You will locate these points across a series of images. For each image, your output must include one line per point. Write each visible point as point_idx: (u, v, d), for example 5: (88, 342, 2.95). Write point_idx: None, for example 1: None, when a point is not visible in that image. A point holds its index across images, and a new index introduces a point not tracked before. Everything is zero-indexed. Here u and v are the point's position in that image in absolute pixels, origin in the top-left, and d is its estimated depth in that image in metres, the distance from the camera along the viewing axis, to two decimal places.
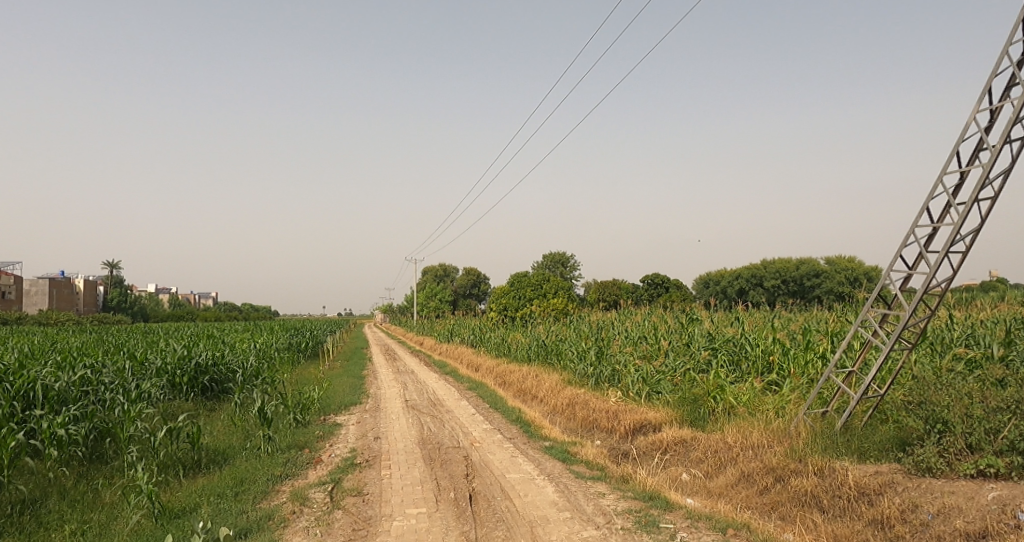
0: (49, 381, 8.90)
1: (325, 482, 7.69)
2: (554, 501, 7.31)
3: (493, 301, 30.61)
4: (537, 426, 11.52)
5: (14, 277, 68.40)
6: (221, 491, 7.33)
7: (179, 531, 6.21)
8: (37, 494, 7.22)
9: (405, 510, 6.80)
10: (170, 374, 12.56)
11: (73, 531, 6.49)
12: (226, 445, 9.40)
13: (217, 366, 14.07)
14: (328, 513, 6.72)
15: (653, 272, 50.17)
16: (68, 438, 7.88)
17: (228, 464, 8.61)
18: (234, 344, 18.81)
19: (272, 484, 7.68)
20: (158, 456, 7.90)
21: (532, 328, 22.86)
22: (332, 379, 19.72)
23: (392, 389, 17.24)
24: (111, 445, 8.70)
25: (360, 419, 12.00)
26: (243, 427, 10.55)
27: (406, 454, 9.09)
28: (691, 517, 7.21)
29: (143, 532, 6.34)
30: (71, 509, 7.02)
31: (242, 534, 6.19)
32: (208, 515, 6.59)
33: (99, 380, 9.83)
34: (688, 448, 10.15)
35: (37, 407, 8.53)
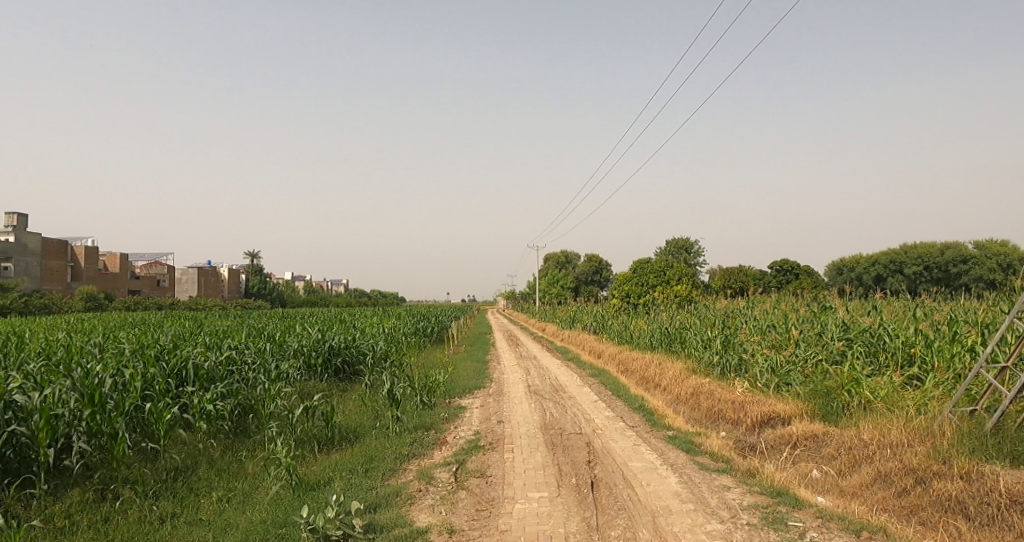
0: (200, 359, 9.66)
1: (449, 463, 7.93)
2: (677, 491, 7.16)
3: (615, 287, 30.43)
4: (661, 415, 11.30)
5: (167, 267, 75.18)
6: (352, 467, 7.72)
7: (315, 503, 6.56)
8: (189, 462, 7.82)
9: (527, 493, 6.88)
10: (306, 356, 13.41)
11: (220, 497, 6.92)
12: (358, 424, 9.88)
13: (349, 349, 14.86)
14: (453, 493, 6.92)
15: (783, 258, 48.00)
16: (215, 413, 8.50)
17: (359, 441, 9.03)
18: (365, 329, 19.75)
19: (400, 462, 7.99)
20: (295, 432, 8.43)
21: (654, 316, 22.44)
22: (457, 363, 20.31)
23: (516, 373, 17.52)
24: (253, 420, 9.31)
25: (484, 403, 12.26)
26: (373, 408, 11.06)
27: (529, 438, 9.18)
28: (822, 517, 6.83)
29: (282, 501, 6.73)
30: (219, 477, 7.50)
31: (372, 508, 6.49)
32: (341, 490, 6.94)
33: (242, 360, 10.57)
34: (819, 443, 9.62)
35: (189, 384, 9.25)
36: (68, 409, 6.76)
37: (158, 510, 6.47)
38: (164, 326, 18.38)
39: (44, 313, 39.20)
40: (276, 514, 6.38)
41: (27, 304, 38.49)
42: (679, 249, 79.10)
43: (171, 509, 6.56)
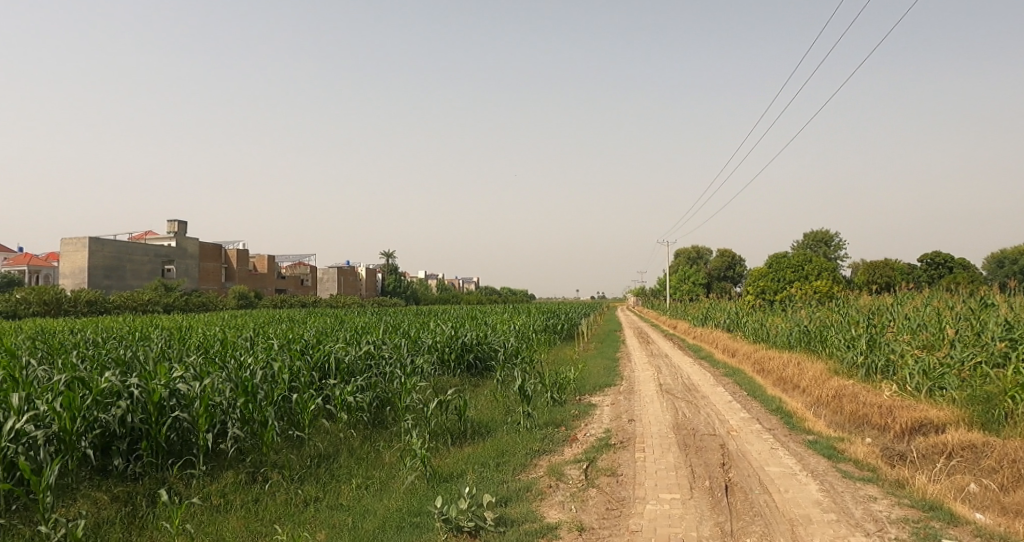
0: (341, 354, 10.18)
1: (580, 460, 7.91)
2: (818, 500, 6.79)
3: (749, 284, 29.57)
4: (800, 418, 10.79)
5: (312, 268, 80.47)
6: (484, 461, 7.87)
7: (449, 494, 6.73)
8: (331, 450, 8.19)
9: (659, 494, 6.75)
10: (440, 352, 13.91)
11: (359, 484, 7.22)
12: (490, 419, 10.06)
13: (481, 345, 15.21)
14: (583, 491, 6.90)
15: (935, 251, 44.64)
16: (355, 404, 8.89)
17: (491, 436, 9.18)
18: (497, 326, 20.22)
19: (530, 458, 8.07)
20: (430, 425, 8.71)
21: (792, 312, 21.36)
22: (588, 360, 20.37)
23: (646, 371, 17.25)
24: (390, 412, 9.67)
25: (615, 401, 12.18)
26: (504, 403, 11.24)
27: (660, 438, 9.02)
28: (982, 536, 6.25)
29: (417, 491, 6.95)
30: (358, 465, 7.82)
31: (503, 502, 6.59)
32: (474, 482, 7.08)
33: (380, 355, 11.03)
34: (978, 454, 8.83)
35: (332, 376, 9.77)
36: (224, 398, 7.25)
37: (303, 494, 6.83)
38: (307, 322, 19.62)
39: (202, 310, 42.98)
40: (412, 503, 6.58)
41: (189, 303, 42.43)
42: (818, 242, 75.78)
43: (314, 493, 6.90)
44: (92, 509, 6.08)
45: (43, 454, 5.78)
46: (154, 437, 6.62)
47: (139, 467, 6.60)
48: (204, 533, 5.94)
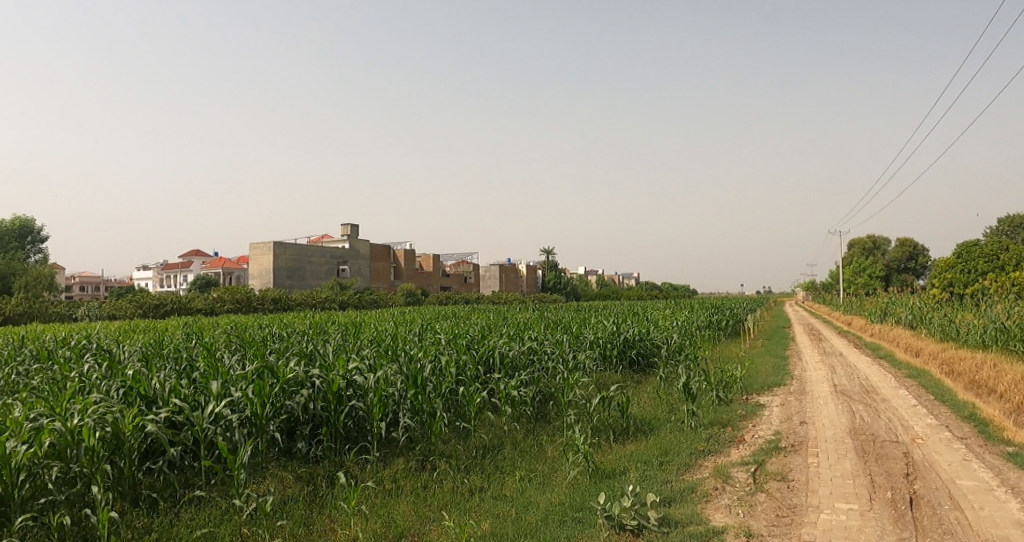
0: (505, 349, 10.50)
1: (747, 463, 7.64)
2: (1020, 520, 6.09)
3: (936, 275, 27.56)
4: (998, 426, 9.75)
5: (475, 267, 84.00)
6: (647, 459, 7.77)
7: (612, 490, 6.74)
8: (496, 442, 8.38)
9: (834, 504, 6.38)
10: (602, 347, 14.13)
11: (522, 477, 7.35)
12: (653, 416, 9.93)
13: (644, 341, 15.05)
14: (751, 495, 6.67)
15: None
16: (519, 398, 9.07)
17: (654, 434, 9.06)
18: (658, 321, 20.07)
19: (695, 458, 7.88)
20: (592, 420, 8.74)
21: (988, 309, 19.34)
22: (753, 358, 19.64)
23: (817, 371, 16.34)
24: (552, 407, 9.76)
25: (785, 402, 11.64)
26: (667, 401, 11.07)
27: (835, 444, 8.52)
28: None
29: (579, 486, 6.98)
30: (521, 458, 7.96)
31: (666, 502, 6.49)
32: (637, 480, 7.02)
33: (541, 350, 11.26)
34: None
35: (497, 370, 10.13)
36: (396, 389, 7.70)
37: (468, 483, 7.06)
38: (469, 319, 20.46)
39: (373, 308, 46.02)
40: (576, 497, 6.64)
41: (362, 302, 45.67)
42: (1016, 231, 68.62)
43: (479, 483, 7.12)
44: (279, 487, 6.66)
45: (238, 435, 6.39)
46: (333, 423, 7.16)
47: (319, 451, 7.15)
48: (377, 515, 6.34)
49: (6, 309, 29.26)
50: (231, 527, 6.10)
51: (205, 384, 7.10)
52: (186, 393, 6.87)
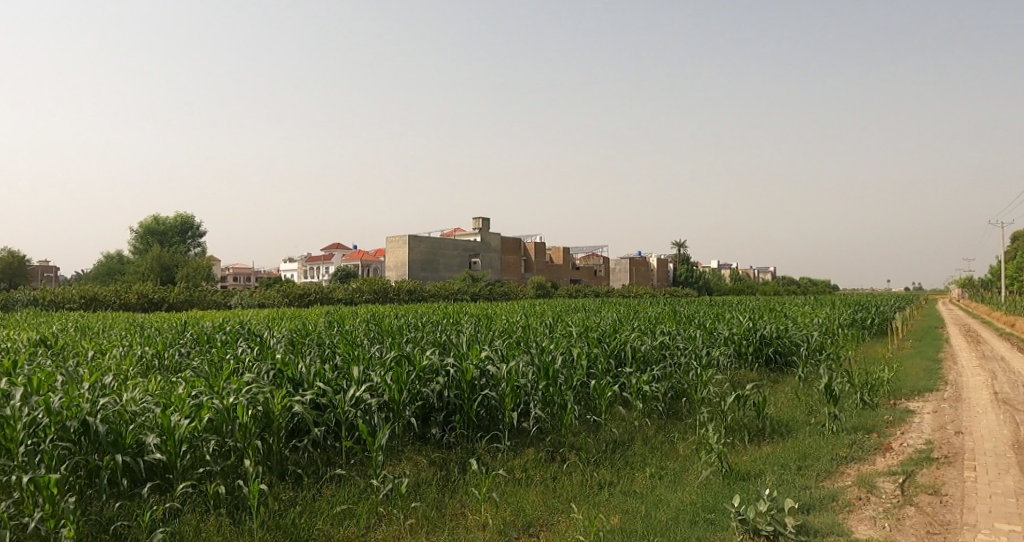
0: (636, 343, 10.51)
1: (895, 473, 7.14)
2: None
3: None
4: None
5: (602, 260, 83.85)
6: (784, 462, 7.45)
7: (746, 494, 6.54)
8: (626, 437, 8.31)
9: (996, 524, 5.85)
10: (737, 344, 13.81)
11: (652, 474, 7.25)
12: (790, 418, 9.50)
13: (781, 339, 14.43)
14: (900, 507, 6.24)
15: None
16: (650, 394, 8.97)
17: (792, 437, 8.67)
18: (796, 318, 19.16)
19: (837, 464, 7.46)
20: (726, 419, 8.49)
21: None
22: (904, 359, 18.28)
23: (977, 377, 14.97)
24: (684, 404, 9.58)
25: (938, 408, 10.76)
26: (807, 402, 10.57)
27: (998, 457, 7.78)
28: None
29: (712, 486, 6.81)
30: (652, 455, 7.82)
31: (805, 509, 6.20)
32: (773, 484, 6.76)
33: (674, 346, 11.16)
34: None
35: (628, 364, 10.19)
36: (529, 381, 7.92)
37: (597, 477, 7.06)
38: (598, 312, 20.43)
39: (504, 299, 46.88)
40: (708, 499, 6.49)
41: (493, 294, 46.85)
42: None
43: (608, 478, 7.10)
44: (414, 470, 6.98)
45: (377, 418, 6.73)
46: (467, 411, 7.49)
47: (452, 437, 7.45)
48: (507, 503, 6.53)
49: (174, 294, 32.62)
50: (370, 505, 6.55)
51: (346, 369, 7.56)
52: (329, 377, 7.32)
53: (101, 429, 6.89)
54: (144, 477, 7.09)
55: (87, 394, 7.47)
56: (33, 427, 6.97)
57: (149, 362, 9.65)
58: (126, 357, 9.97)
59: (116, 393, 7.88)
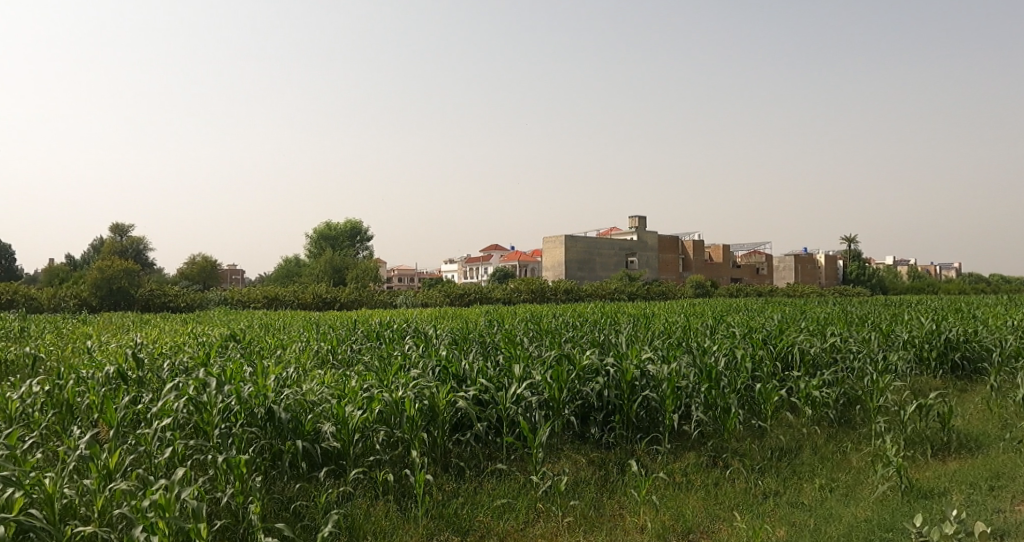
0: (804, 347, 11.28)
1: None
2: None
3: None
4: None
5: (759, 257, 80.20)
6: (975, 481, 7.20)
7: (929, 514, 6.54)
8: (794, 445, 9.15)
9: None
10: (917, 348, 12.94)
11: (822, 486, 7.88)
12: (979, 432, 8.86)
13: (969, 343, 13.30)
14: None
15: None
16: (820, 400, 9.79)
17: (982, 453, 8.19)
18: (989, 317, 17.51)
19: None
20: (907, 431, 8.36)
21: None
22: None
23: None
24: (858, 412, 9.94)
25: None
26: (1002, 415, 9.71)
27: None
28: None
29: (891, 503, 7.05)
30: (821, 465, 8.54)
31: (998, 534, 5.84)
32: (961, 504, 6.50)
33: (846, 349, 11.71)
34: None
35: (796, 368, 11.11)
36: (687, 383, 9.42)
37: (762, 486, 7.95)
38: (764, 313, 20.54)
39: (662, 298, 45.91)
40: (887, 516, 6.72)
41: (650, 291, 46.05)
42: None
43: (773, 487, 7.93)
44: (573, 467, 8.33)
45: (536, 416, 8.09)
46: (626, 412, 9.04)
47: (611, 438, 8.97)
48: (668, 504, 7.43)
49: (344, 294, 35.37)
50: (529, 502, 7.38)
51: (506, 369, 9.03)
52: (492, 376, 8.75)
53: (284, 416, 7.57)
54: (321, 462, 7.70)
55: (272, 384, 8.19)
56: (225, 412, 7.76)
57: (324, 354, 10.64)
58: (303, 351, 10.98)
59: (296, 384, 8.65)
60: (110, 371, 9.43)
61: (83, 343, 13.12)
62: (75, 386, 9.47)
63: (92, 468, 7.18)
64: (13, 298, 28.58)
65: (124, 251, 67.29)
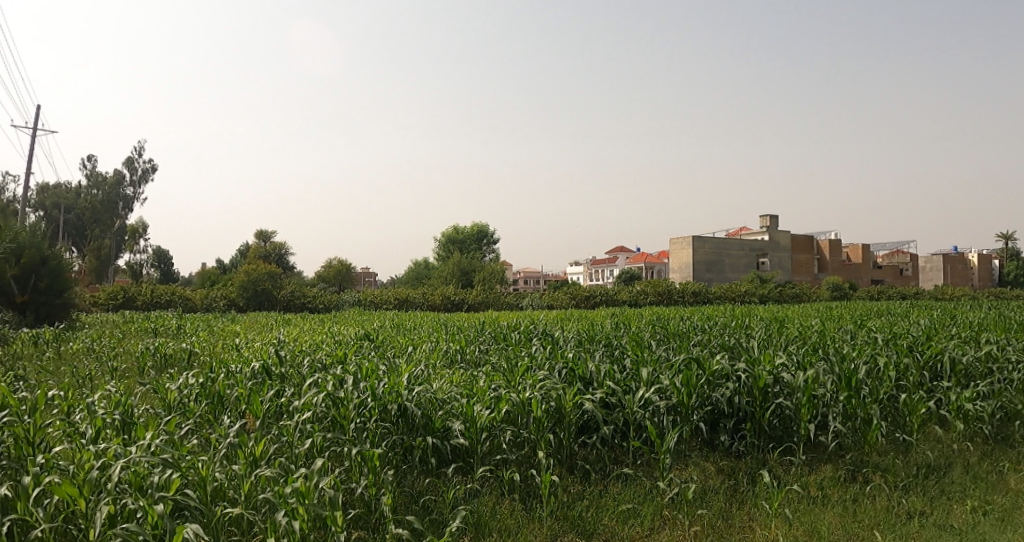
0: (955, 355, 10.47)
1: None
2: None
3: None
4: None
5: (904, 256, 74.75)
6: None
7: None
8: (944, 461, 8.56)
9: None
10: None
11: (975, 509, 7.45)
12: None
13: None
14: None
15: None
16: (974, 413, 9.13)
17: None
18: None
19: None
20: None
21: None
22: None
23: None
24: (1019, 429, 9.30)
25: None
26: None
27: None
28: None
29: None
30: (974, 486, 8.00)
31: None
32: None
33: (1004, 357, 10.83)
34: None
35: (946, 378, 10.35)
36: (826, 391, 9.05)
37: (905, 505, 7.55)
38: (909, 317, 19.36)
39: (795, 301, 44.04)
40: None
41: (782, 293, 44.28)
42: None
43: (918, 507, 7.54)
44: (701, 475, 8.22)
45: (665, 421, 8.19)
46: (758, 419, 8.81)
47: (741, 447, 8.80)
48: (801, 520, 7.21)
49: (473, 296, 36.71)
50: (655, 508, 7.34)
51: (634, 373, 9.14)
52: (619, 379, 8.87)
53: (416, 413, 7.99)
54: (450, 459, 8.00)
55: (404, 382, 8.68)
56: (361, 408, 8.21)
57: (455, 355, 11.37)
58: (435, 351, 11.77)
59: (427, 382, 9.10)
60: (258, 366, 10.20)
61: (231, 340, 14.29)
62: (225, 379, 10.17)
63: (240, 455, 7.68)
64: (173, 299, 31.48)
65: (269, 257, 72.78)
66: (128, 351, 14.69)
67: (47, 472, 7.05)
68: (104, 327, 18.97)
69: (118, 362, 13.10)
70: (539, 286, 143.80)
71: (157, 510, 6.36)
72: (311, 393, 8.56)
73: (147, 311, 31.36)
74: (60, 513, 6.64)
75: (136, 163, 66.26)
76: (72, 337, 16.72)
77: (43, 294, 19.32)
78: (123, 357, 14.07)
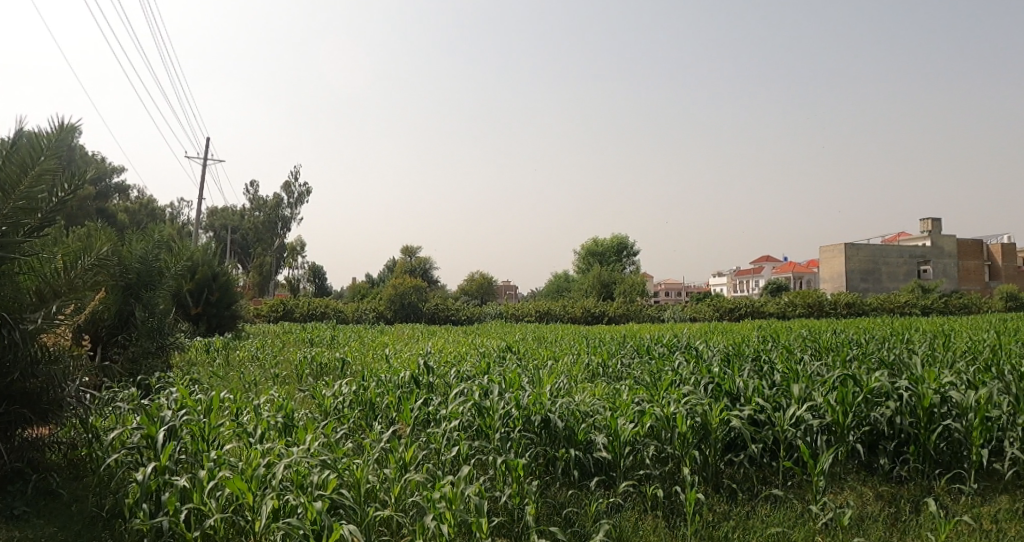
0: None
1: None
2: None
3: None
4: None
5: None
6: None
7: None
8: None
9: None
10: None
11: None
12: None
13: None
14: None
15: None
16: None
17: None
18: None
19: None
20: None
21: None
22: None
23: None
24: None
25: None
26: None
27: None
28: None
29: None
30: None
31: None
32: None
33: None
34: None
35: None
36: (1002, 413, 8.15)
37: None
38: None
39: (965, 313, 39.92)
40: None
41: (949, 304, 40.25)
42: None
43: None
44: (859, 500, 7.66)
45: (818, 441, 7.72)
46: (922, 442, 8.09)
47: (903, 472, 8.10)
48: None
49: (612, 309, 36.55)
50: (807, 532, 6.94)
51: (784, 389, 8.71)
52: (767, 396, 8.49)
53: (559, 424, 8.10)
54: (593, 472, 7.99)
55: (547, 394, 8.82)
56: (506, 418, 8.43)
57: (596, 369, 11.42)
58: (576, 364, 11.89)
59: (569, 395, 9.19)
60: (406, 376, 10.73)
61: (380, 351, 15.17)
62: (376, 387, 10.76)
63: (391, 459, 8.06)
64: (327, 312, 33.82)
65: (413, 271, 76.46)
66: (287, 359, 15.93)
67: (220, 467, 7.79)
68: (268, 336, 20.80)
69: (280, 369, 14.28)
70: (672, 296, 140.19)
71: (316, 506, 6.86)
72: (456, 402, 8.87)
73: (304, 322, 34.01)
74: (231, 505, 7.29)
75: (291, 187, 72.01)
76: (240, 346, 18.46)
77: (217, 306, 21.44)
78: (283, 365, 15.29)
